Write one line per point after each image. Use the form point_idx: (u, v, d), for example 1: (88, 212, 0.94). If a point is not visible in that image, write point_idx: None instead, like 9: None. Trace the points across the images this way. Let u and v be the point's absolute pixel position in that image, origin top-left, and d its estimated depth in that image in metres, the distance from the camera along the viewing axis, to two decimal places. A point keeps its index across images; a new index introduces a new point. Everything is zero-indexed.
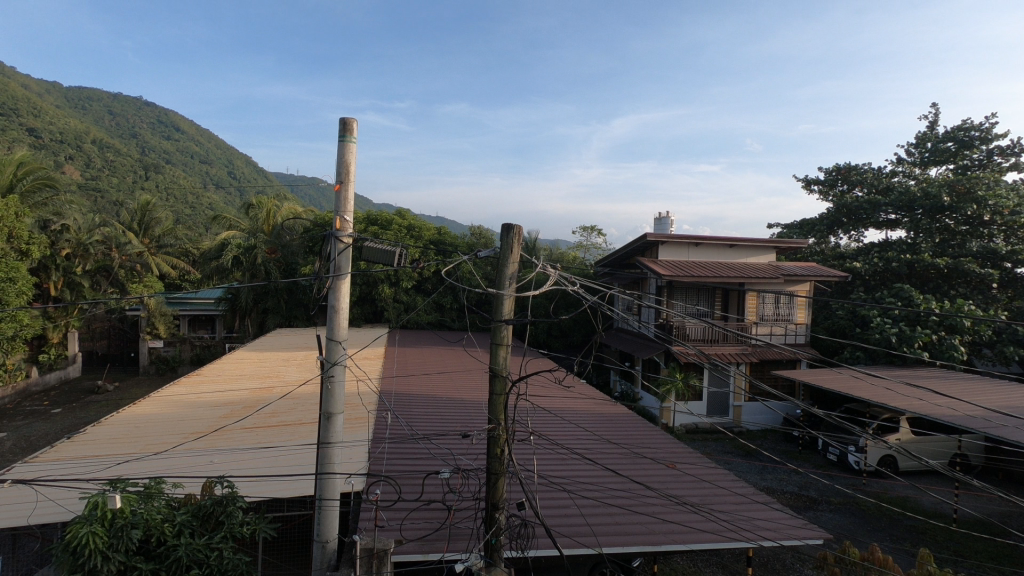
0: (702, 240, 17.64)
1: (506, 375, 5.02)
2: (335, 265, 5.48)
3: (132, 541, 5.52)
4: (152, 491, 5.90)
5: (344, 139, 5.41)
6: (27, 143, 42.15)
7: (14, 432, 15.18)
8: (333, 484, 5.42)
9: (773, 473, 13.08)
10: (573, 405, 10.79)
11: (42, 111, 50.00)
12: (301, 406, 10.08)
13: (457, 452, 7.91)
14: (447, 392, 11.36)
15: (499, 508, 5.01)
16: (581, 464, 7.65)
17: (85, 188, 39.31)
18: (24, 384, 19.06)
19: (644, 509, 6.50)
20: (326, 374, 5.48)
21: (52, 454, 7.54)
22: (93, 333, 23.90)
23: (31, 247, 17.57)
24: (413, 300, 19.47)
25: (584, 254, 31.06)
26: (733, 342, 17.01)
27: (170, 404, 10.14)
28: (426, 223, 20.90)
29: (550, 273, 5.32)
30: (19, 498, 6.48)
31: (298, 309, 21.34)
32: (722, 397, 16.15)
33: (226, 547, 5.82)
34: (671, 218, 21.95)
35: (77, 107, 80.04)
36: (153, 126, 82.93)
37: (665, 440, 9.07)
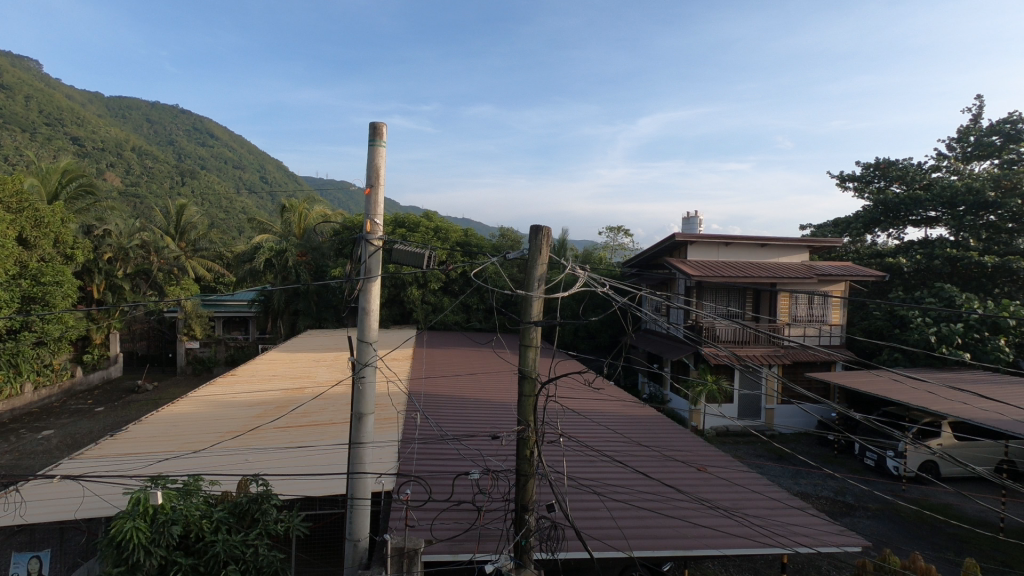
0: (732, 240, 17.34)
1: (535, 377, 5.01)
2: (366, 268, 5.54)
3: (172, 536, 5.69)
4: (191, 488, 6.08)
5: (373, 143, 5.48)
6: (70, 152, 44.06)
7: (60, 430, 15.80)
8: (365, 484, 5.50)
9: (807, 478, 12.82)
10: (602, 406, 10.74)
11: (85, 122, 52.29)
12: (331, 406, 10.24)
13: (486, 453, 7.96)
14: (476, 393, 11.40)
15: (529, 510, 5.03)
16: (610, 466, 7.62)
17: (125, 195, 40.82)
18: (69, 384, 19.84)
19: (675, 512, 6.42)
20: (357, 375, 5.55)
21: (96, 451, 7.83)
22: (133, 335, 24.74)
23: (75, 252, 18.34)
24: (441, 301, 19.63)
25: (611, 254, 30.93)
26: (765, 343, 16.71)
27: (207, 403, 10.42)
28: (453, 225, 21.07)
29: (579, 274, 5.26)
30: (66, 493, 6.76)
31: (328, 311, 21.62)
32: (754, 399, 15.89)
33: (261, 544, 5.96)
34: (699, 217, 21.64)
35: (117, 116, 83.10)
36: (189, 134, 85.61)
37: (696, 443, 8.93)
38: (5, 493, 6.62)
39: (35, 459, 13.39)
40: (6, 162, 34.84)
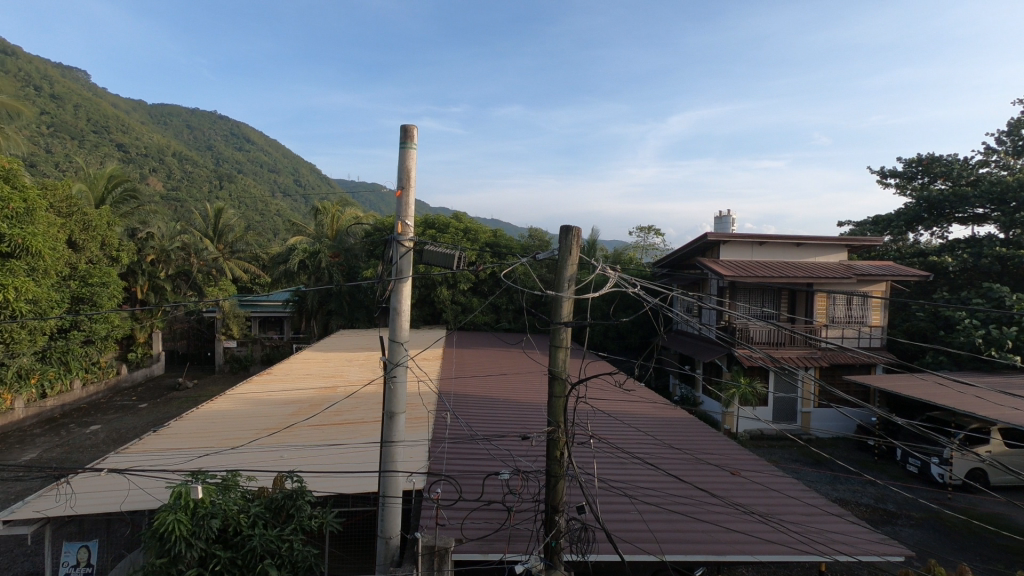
0: (766, 239, 16.95)
1: (566, 378, 4.99)
2: (397, 268, 5.62)
3: (212, 530, 5.86)
4: (229, 483, 6.25)
5: (405, 145, 5.55)
6: (115, 158, 45.84)
7: (107, 425, 16.45)
8: (397, 482, 5.56)
9: (846, 484, 12.46)
10: (633, 408, 10.62)
11: (129, 129, 54.40)
12: (363, 405, 10.41)
13: (516, 454, 7.96)
14: (505, 393, 11.43)
15: (559, 511, 5.01)
16: (641, 468, 7.54)
17: (167, 198, 42.27)
18: (115, 380, 20.65)
19: (708, 517, 6.31)
20: (389, 374, 5.63)
21: (140, 446, 8.13)
22: (174, 334, 25.59)
23: (120, 254, 19.05)
24: (471, 301, 19.74)
25: (641, 254, 30.63)
26: (801, 345, 16.30)
27: (244, 401, 10.70)
28: (482, 226, 21.18)
29: (610, 275, 5.22)
30: (113, 486, 7.02)
31: (359, 311, 22.00)
32: (790, 402, 15.51)
33: (296, 539, 6.09)
34: (732, 217, 21.24)
35: (159, 122, 86.10)
36: (227, 139, 88.13)
37: (730, 446, 8.77)
38: (57, 485, 6.93)
39: (83, 452, 13.98)
40: (57, 168, 36.51)
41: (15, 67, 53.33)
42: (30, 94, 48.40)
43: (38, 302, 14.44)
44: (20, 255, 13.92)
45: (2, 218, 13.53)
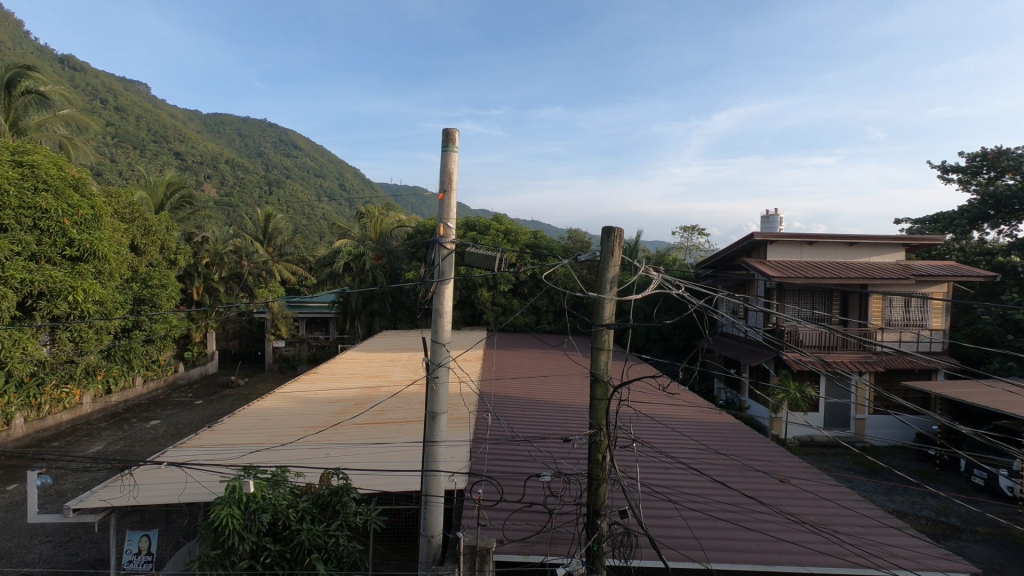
0: (816, 239, 16.35)
1: (608, 381, 4.94)
2: (439, 270, 5.70)
3: (263, 523, 6.08)
4: (279, 479, 6.47)
5: (446, 149, 5.61)
6: (173, 166, 48.15)
7: (166, 420, 17.29)
8: (439, 481, 5.63)
9: (904, 495, 11.88)
10: (676, 412, 10.42)
11: (186, 138, 57.07)
12: (406, 404, 10.58)
13: (558, 456, 7.93)
14: (546, 395, 11.42)
15: (601, 515, 4.96)
16: (685, 474, 7.39)
17: (221, 204, 44.13)
18: (173, 377, 21.67)
19: (755, 525, 6.13)
20: (431, 375, 5.71)
21: (196, 441, 8.51)
22: (227, 334, 26.65)
23: (178, 257, 19.97)
24: (511, 303, 19.81)
25: (685, 255, 30.05)
26: (854, 349, 15.64)
27: (292, 399, 11.04)
28: (523, 227, 21.21)
29: (653, 276, 5.13)
30: (172, 478, 7.35)
31: (403, 312, 22.46)
32: (843, 408, 14.92)
33: (342, 535, 6.25)
34: (779, 216, 20.60)
35: (213, 130, 89.94)
36: (276, 146, 91.31)
37: (778, 453, 8.49)
38: (122, 476, 7.34)
39: (145, 446, 14.72)
40: (120, 176, 38.61)
41: (84, 82, 56.73)
42: (96, 107, 51.39)
43: (104, 303, 15.29)
44: (88, 259, 14.79)
45: (72, 224, 14.38)
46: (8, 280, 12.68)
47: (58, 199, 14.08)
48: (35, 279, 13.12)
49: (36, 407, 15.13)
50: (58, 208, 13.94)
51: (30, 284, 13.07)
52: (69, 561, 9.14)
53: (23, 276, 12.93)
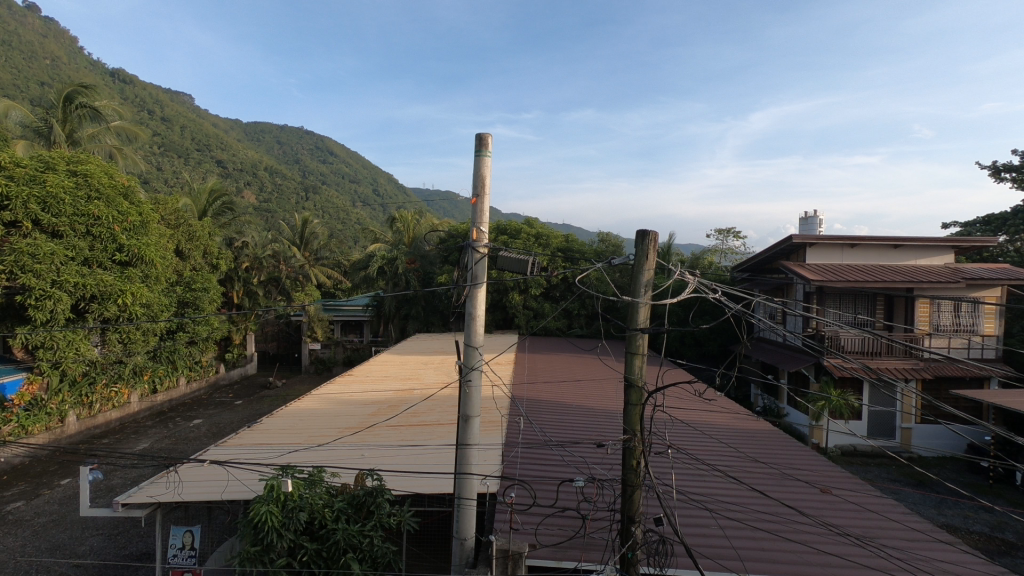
0: (859, 241, 15.81)
1: (642, 386, 4.88)
2: (472, 274, 5.72)
3: (300, 522, 6.21)
4: (315, 479, 6.59)
5: (479, 153, 5.65)
6: (215, 173, 49.80)
7: (208, 420, 17.84)
8: (471, 484, 5.65)
9: (955, 509, 11.37)
10: (712, 419, 10.22)
11: (227, 147, 58.98)
12: (439, 407, 10.66)
13: (591, 461, 7.87)
14: (578, 400, 11.36)
15: (635, 522, 4.90)
16: (723, 482, 7.23)
17: (260, 209, 45.45)
18: (215, 378, 22.37)
19: (796, 536, 5.95)
20: (464, 378, 5.74)
21: (237, 440, 8.76)
22: (265, 336, 27.38)
23: (219, 261, 20.65)
24: (543, 307, 19.82)
25: (719, 258, 29.55)
26: (900, 355, 15.07)
27: (328, 401, 11.27)
28: (554, 231, 21.15)
29: (689, 280, 5.05)
30: (214, 476, 7.58)
31: (435, 316, 22.66)
32: (888, 416, 14.39)
33: (376, 535, 6.34)
34: (819, 218, 20.01)
35: (252, 139, 92.73)
36: (313, 153, 93.56)
37: (820, 462, 8.24)
38: (167, 473, 7.60)
39: (188, 444, 15.19)
40: (166, 183, 40.08)
41: (133, 95, 59.26)
42: (144, 118, 53.63)
43: (150, 306, 15.87)
44: (136, 263, 15.40)
45: (122, 230, 15.00)
46: (63, 284, 13.29)
47: (109, 206, 14.73)
48: (87, 283, 13.70)
49: (87, 405, 15.82)
50: (109, 215, 14.58)
51: (83, 287, 13.66)
52: (118, 554, 9.51)
53: (76, 280, 13.51)
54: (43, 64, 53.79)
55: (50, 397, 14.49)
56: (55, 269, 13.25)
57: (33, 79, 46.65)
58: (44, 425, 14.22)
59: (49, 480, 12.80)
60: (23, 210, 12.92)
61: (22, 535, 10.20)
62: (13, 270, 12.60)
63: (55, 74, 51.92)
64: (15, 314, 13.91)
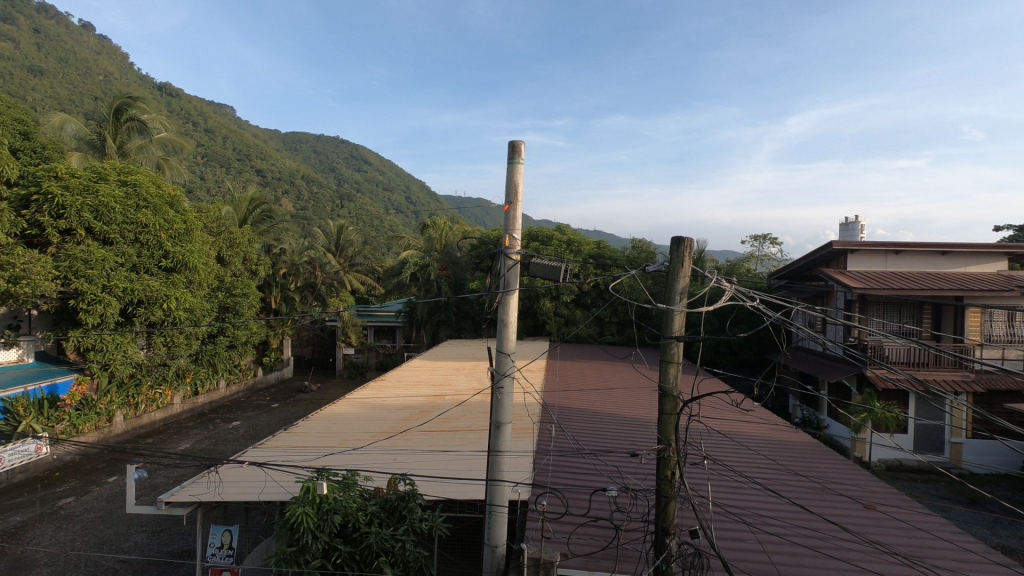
0: (904, 247, 15.23)
1: (677, 396, 4.81)
2: (505, 281, 5.73)
3: (335, 524, 6.31)
4: (349, 482, 6.66)
5: (512, 161, 5.68)
6: (255, 182, 51.35)
7: (246, 422, 18.31)
8: (502, 491, 5.64)
9: (1010, 529, 10.81)
10: (750, 430, 9.96)
11: (267, 157, 60.77)
12: (471, 413, 10.71)
13: (625, 471, 7.77)
14: (611, 407, 11.25)
15: (670, 534, 4.81)
16: (761, 495, 7.04)
17: (297, 217, 46.57)
18: (253, 381, 22.98)
19: (839, 553, 5.74)
20: (496, 385, 5.75)
21: (275, 442, 8.98)
22: (301, 341, 27.98)
23: (258, 267, 21.27)
24: (574, 313, 19.74)
25: (755, 264, 28.86)
26: (949, 366, 14.46)
27: (362, 405, 11.45)
28: (586, 237, 21.06)
29: (725, 287, 4.95)
30: (252, 477, 7.77)
31: (466, 322, 22.85)
32: (936, 430, 13.80)
33: (408, 540, 6.37)
34: (860, 223, 19.40)
35: (290, 149, 95.27)
36: (348, 161, 95.54)
37: (863, 476, 7.94)
38: (208, 473, 7.83)
39: (227, 446, 15.64)
40: (208, 192, 41.52)
41: (179, 107, 61.62)
42: (189, 130, 55.83)
43: (193, 311, 16.42)
44: (181, 269, 15.98)
45: (167, 238, 15.60)
46: (112, 289, 13.88)
47: (156, 215, 15.33)
48: (135, 288, 14.27)
49: (133, 406, 16.43)
50: (156, 223, 15.17)
51: (132, 292, 14.24)
52: (160, 550, 9.83)
53: (125, 285, 14.10)
54: (97, 79, 56.50)
55: (99, 398, 15.15)
56: (106, 275, 13.85)
57: (88, 94, 49.11)
58: (93, 424, 14.83)
59: (98, 477, 13.35)
60: (77, 218, 13.54)
61: (72, 530, 10.65)
62: (67, 275, 13.24)
63: (108, 89, 54.50)
64: (68, 317, 14.58)
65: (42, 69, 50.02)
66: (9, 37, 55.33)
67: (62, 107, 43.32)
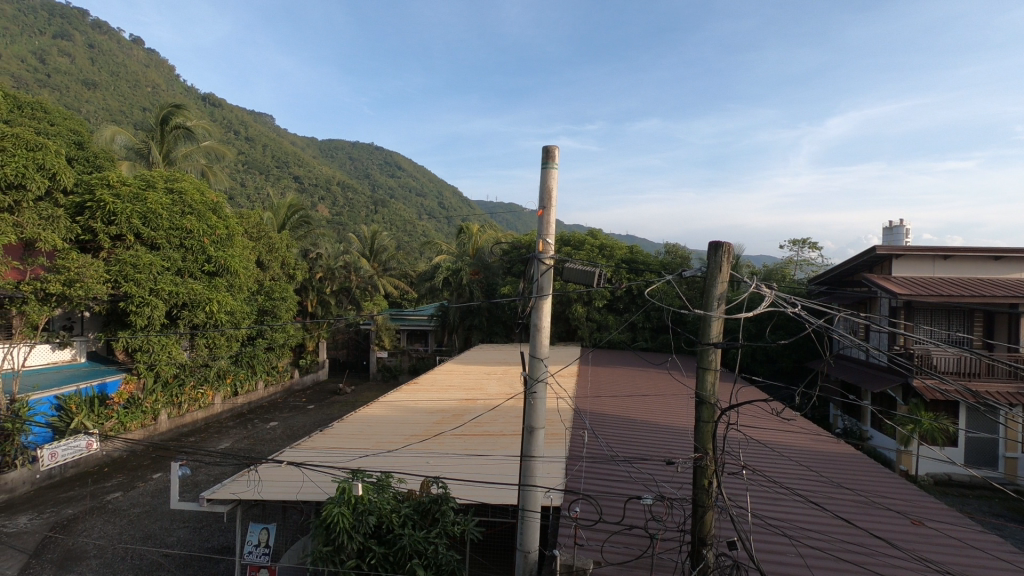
0: (953, 252, 14.65)
1: (715, 403, 4.71)
2: (538, 286, 5.72)
3: (369, 526, 6.39)
4: (384, 483, 6.73)
5: (546, 165, 5.68)
6: (292, 188, 52.64)
7: (283, 423, 18.75)
8: (535, 496, 5.60)
9: None
10: (790, 440, 9.68)
11: (305, 164, 62.29)
12: (503, 418, 10.72)
13: (660, 479, 7.65)
14: (645, 414, 11.10)
15: (707, 545, 4.70)
16: (802, 508, 6.82)
17: (333, 223, 47.56)
18: (289, 383, 23.51)
19: (886, 571, 5.52)
20: (529, 390, 5.74)
21: (312, 443, 9.16)
22: (336, 344, 28.49)
23: (295, 271, 21.82)
24: (606, 319, 19.60)
25: (794, 270, 28.11)
26: (1002, 376, 13.81)
27: (396, 408, 11.59)
28: (618, 242, 20.89)
29: (765, 292, 4.84)
30: (290, 477, 7.95)
31: (498, 326, 22.95)
32: (988, 444, 13.20)
33: (441, 543, 6.42)
34: (906, 227, 18.72)
35: (327, 156, 97.47)
36: (382, 167, 97.10)
37: (909, 490, 7.64)
38: (247, 472, 8.01)
39: (265, 445, 16.02)
40: (249, 198, 42.78)
41: (222, 117, 63.78)
42: (231, 139, 57.71)
43: (234, 314, 16.94)
44: (222, 273, 16.48)
45: (211, 243, 16.13)
46: (158, 293, 14.40)
47: (200, 220, 15.86)
48: (180, 291, 14.79)
49: (177, 405, 17.01)
50: (200, 229, 15.69)
51: (176, 295, 14.76)
52: (201, 546, 10.14)
53: (170, 289, 14.62)
54: (145, 91, 58.95)
55: (146, 397, 15.74)
56: (152, 279, 14.38)
57: (137, 105, 51.32)
58: (139, 423, 15.41)
59: (144, 473, 13.85)
60: (127, 224, 14.11)
61: (119, 524, 11.07)
62: (117, 279, 13.80)
63: (156, 100, 56.78)
64: (118, 320, 15.20)
65: (95, 82, 52.48)
66: (65, 52, 58.30)
67: (113, 118, 45.36)
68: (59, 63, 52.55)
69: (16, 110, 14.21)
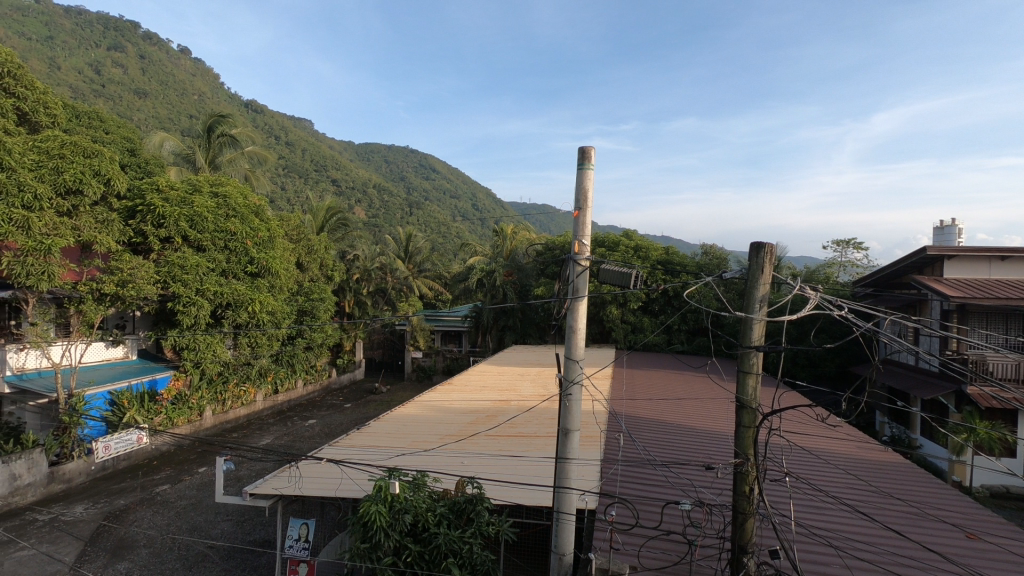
0: (1011, 253, 13.94)
1: (756, 408, 4.60)
2: (574, 287, 5.68)
3: (405, 524, 6.48)
4: (419, 482, 6.79)
5: (582, 167, 5.65)
6: (330, 191, 53.84)
7: (321, 420, 19.19)
8: (570, 498, 5.57)
9: None
10: (836, 447, 9.36)
11: (342, 168, 63.61)
12: (537, 419, 10.71)
13: (698, 484, 7.50)
14: (682, 418, 10.92)
15: (747, 553, 4.59)
16: (848, 517, 6.60)
17: (370, 225, 48.44)
18: (327, 382, 24.03)
19: None
20: (564, 392, 5.72)
21: (349, 441, 9.35)
22: (373, 344, 28.97)
23: (333, 273, 22.33)
24: (641, 321, 19.39)
25: (839, 271, 27.16)
26: None
27: (431, 407, 11.72)
28: (654, 243, 20.62)
29: (809, 294, 4.71)
30: (329, 473, 8.12)
31: (532, 328, 22.98)
32: None
33: (476, 543, 6.46)
34: (958, 227, 17.90)
35: (363, 159, 99.40)
36: (417, 170, 98.34)
37: (963, 502, 7.31)
38: (288, 468, 8.22)
39: (304, 442, 16.42)
40: (289, 202, 43.96)
41: (263, 123, 65.75)
42: (272, 144, 59.46)
43: (275, 314, 17.42)
44: (264, 274, 16.97)
45: (253, 244, 16.65)
46: (204, 293, 14.93)
47: (242, 223, 16.39)
48: (224, 291, 15.29)
49: (221, 402, 17.59)
50: (243, 231, 16.21)
51: (221, 296, 15.27)
52: (244, 539, 10.46)
53: (215, 289, 15.14)
54: (192, 100, 61.21)
55: (192, 393, 16.34)
56: (198, 279, 14.92)
57: (184, 113, 53.42)
58: (186, 418, 15.99)
59: (190, 467, 14.37)
60: (175, 228, 14.68)
61: (167, 515, 11.51)
62: (166, 279, 14.36)
63: (202, 108, 59.00)
64: (167, 319, 15.84)
65: (146, 91, 54.90)
66: (118, 63, 61.14)
67: (162, 126, 47.32)
68: (113, 74, 55.18)
69: (74, 119, 14.98)
